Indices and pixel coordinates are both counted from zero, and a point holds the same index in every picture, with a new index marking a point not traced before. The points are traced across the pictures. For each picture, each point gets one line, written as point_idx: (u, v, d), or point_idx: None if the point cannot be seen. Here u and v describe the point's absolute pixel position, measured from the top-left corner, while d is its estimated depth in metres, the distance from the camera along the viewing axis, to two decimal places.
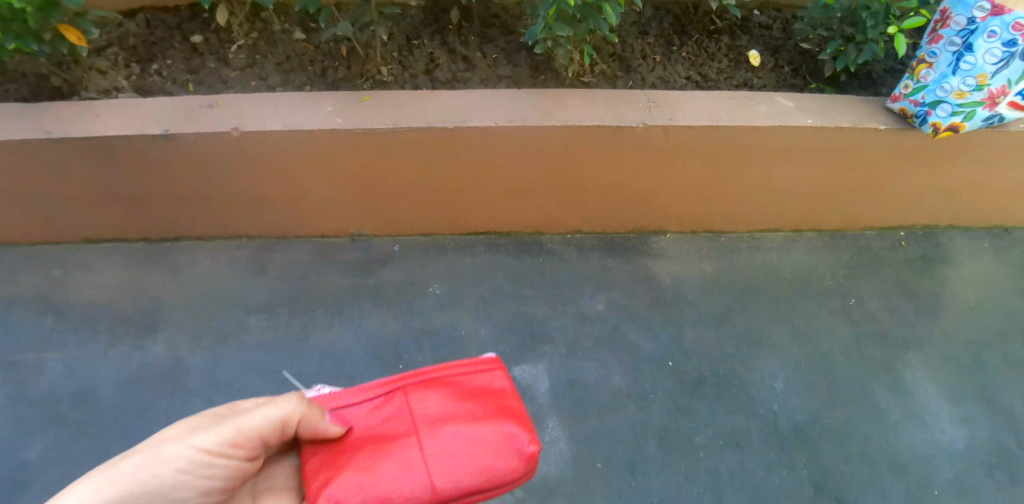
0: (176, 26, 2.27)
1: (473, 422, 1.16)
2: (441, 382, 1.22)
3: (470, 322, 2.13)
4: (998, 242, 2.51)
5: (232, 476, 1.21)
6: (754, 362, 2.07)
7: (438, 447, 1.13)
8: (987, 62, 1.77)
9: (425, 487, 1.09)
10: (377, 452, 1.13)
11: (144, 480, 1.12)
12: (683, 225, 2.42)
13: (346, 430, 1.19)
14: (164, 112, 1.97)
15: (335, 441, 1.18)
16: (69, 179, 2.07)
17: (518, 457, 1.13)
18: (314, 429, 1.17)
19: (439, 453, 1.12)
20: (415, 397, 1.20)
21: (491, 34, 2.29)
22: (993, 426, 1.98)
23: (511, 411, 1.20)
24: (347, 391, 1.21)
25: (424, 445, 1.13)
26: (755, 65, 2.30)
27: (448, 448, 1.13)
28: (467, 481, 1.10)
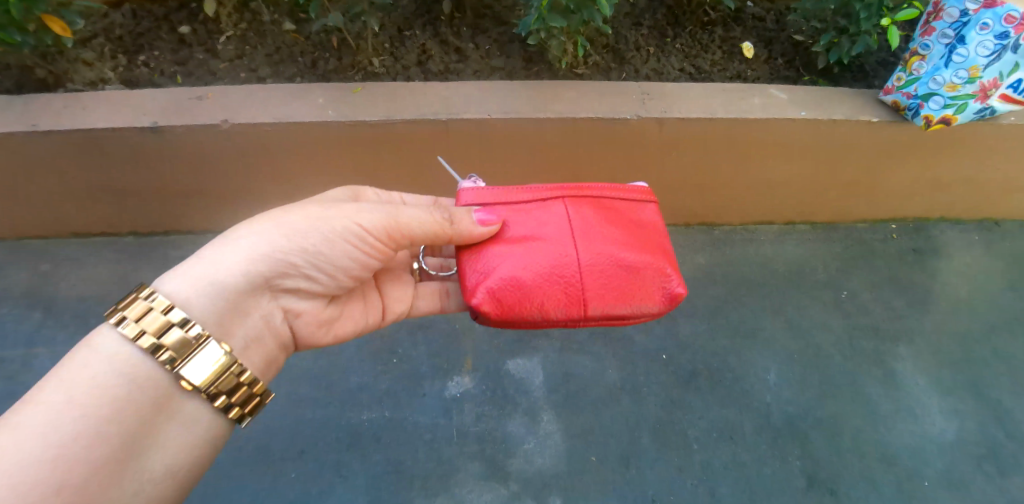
0: (163, 17, 2.24)
1: (629, 250, 1.34)
2: (598, 210, 1.38)
3: (465, 316, 2.10)
4: (987, 235, 2.53)
5: (388, 248, 1.41)
6: (747, 354, 2.08)
7: (594, 261, 1.31)
8: (979, 54, 1.76)
9: (579, 299, 1.30)
10: (542, 254, 1.32)
11: (315, 237, 1.33)
12: (676, 217, 2.42)
13: (502, 230, 1.35)
14: (152, 105, 1.93)
15: (495, 236, 1.35)
16: (56, 173, 2.04)
17: (663, 295, 1.34)
18: (483, 229, 1.33)
19: (592, 270, 1.31)
20: (573, 212, 1.37)
21: (484, 25, 2.27)
22: (981, 418, 2.01)
23: (656, 250, 1.38)
24: (513, 198, 1.38)
25: (583, 258, 1.31)
26: (749, 57, 2.29)
27: (606, 263, 1.32)
28: (613, 302, 1.31)
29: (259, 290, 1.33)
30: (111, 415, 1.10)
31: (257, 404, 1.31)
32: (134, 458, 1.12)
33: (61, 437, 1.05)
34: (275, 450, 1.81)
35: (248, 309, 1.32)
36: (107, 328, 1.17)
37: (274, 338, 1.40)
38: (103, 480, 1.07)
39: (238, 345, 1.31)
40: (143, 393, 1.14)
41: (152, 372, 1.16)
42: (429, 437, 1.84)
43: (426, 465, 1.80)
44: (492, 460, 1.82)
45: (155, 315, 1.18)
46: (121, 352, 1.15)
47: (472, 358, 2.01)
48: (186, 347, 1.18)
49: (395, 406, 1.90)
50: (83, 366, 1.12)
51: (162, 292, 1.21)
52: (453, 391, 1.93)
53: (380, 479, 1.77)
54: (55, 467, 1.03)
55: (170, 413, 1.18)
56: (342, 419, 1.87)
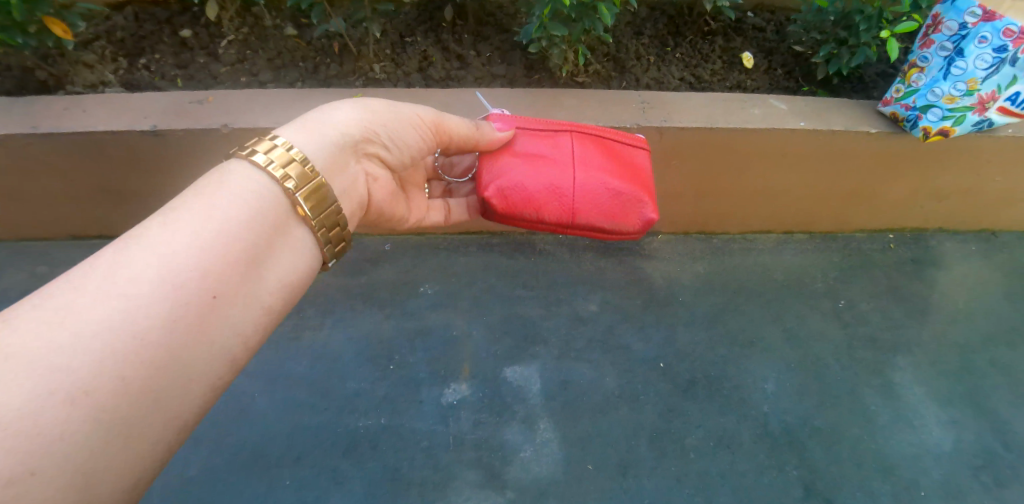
0: (165, 21, 2.24)
1: (618, 178, 1.52)
2: (599, 145, 1.57)
3: (463, 324, 2.11)
4: (985, 246, 2.54)
5: (437, 142, 1.50)
6: (745, 363, 2.08)
7: (588, 180, 1.49)
8: (978, 67, 1.77)
9: (569, 210, 1.49)
10: (545, 167, 1.49)
11: (390, 116, 1.40)
12: (675, 226, 2.43)
13: (514, 145, 1.52)
14: (153, 108, 1.94)
15: (507, 148, 1.52)
16: (55, 175, 2.03)
17: (639, 220, 1.52)
18: (501, 136, 1.50)
19: (585, 188, 1.48)
20: (577, 143, 1.55)
21: (486, 32, 2.28)
22: (980, 428, 2.00)
23: (642, 184, 1.56)
24: (528, 124, 1.56)
25: (579, 177, 1.49)
26: (749, 67, 2.31)
27: (597, 183, 1.49)
28: (597, 217, 1.50)
29: (352, 153, 1.32)
30: (246, 221, 1.04)
31: (345, 249, 1.25)
32: (262, 268, 1.05)
33: (204, 236, 0.98)
34: (271, 455, 1.79)
35: (347, 163, 1.30)
36: (238, 159, 1.12)
37: (358, 200, 1.37)
38: (239, 282, 1.01)
39: (340, 192, 1.28)
40: (273, 208, 1.09)
41: (279, 189, 1.11)
42: (427, 444, 1.83)
43: (422, 471, 1.78)
44: (489, 467, 1.80)
45: (280, 148, 1.14)
46: (256, 171, 1.10)
47: (470, 364, 2.01)
48: (309, 174, 1.14)
49: (392, 413, 1.89)
50: (219, 182, 1.07)
51: (280, 136, 1.18)
52: (451, 398, 1.93)
53: (376, 485, 1.75)
54: (200, 258, 0.96)
55: (291, 234, 1.12)
56: (339, 424, 1.86)
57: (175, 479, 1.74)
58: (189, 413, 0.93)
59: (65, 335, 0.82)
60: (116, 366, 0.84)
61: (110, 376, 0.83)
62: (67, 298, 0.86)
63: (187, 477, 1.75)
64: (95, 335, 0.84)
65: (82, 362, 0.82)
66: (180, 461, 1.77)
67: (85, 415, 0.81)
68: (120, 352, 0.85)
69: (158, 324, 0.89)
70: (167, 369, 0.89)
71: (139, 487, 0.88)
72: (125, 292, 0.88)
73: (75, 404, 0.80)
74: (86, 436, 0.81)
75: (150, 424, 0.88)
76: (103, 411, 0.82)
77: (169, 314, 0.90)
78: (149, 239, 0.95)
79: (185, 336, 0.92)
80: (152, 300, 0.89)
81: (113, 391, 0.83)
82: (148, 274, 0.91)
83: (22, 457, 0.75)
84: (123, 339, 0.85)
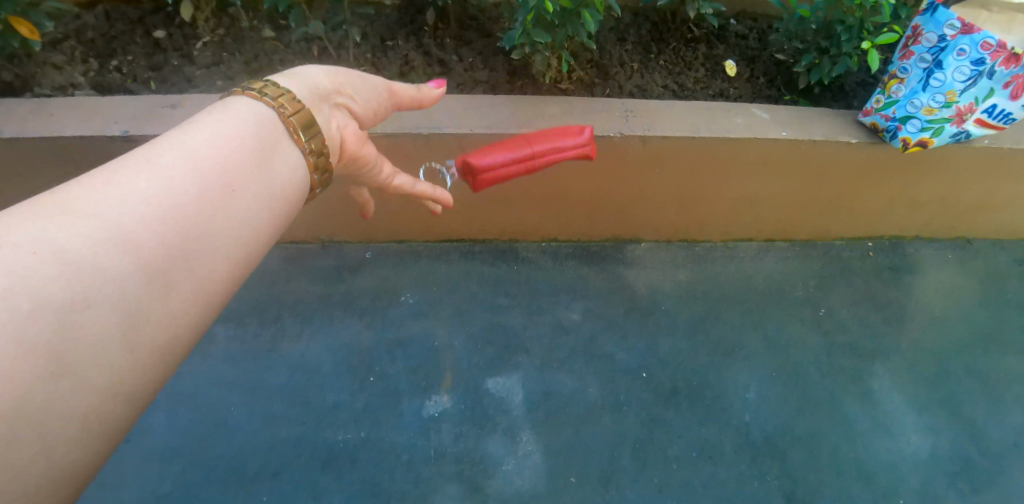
0: (138, 21, 2.18)
1: None
2: None
3: (445, 334, 2.09)
4: (961, 253, 2.58)
5: (394, 107, 1.43)
6: (728, 372, 2.09)
7: None
8: (956, 80, 1.79)
9: None
10: None
11: (355, 74, 1.32)
12: (658, 234, 2.43)
13: None
14: (123, 112, 1.89)
15: None
16: (20, 179, 1.96)
17: None
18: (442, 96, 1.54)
19: None
20: None
21: (468, 37, 2.25)
22: (956, 435, 2.02)
23: None
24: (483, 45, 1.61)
25: None
26: (732, 75, 2.31)
27: None
28: None
29: (324, 103, 1.21)
30: (255, 131, 1.01)
31: (330, 179, 1.17)
32: (274, 172, 1.01)
33: (219, 137, 0.96)
34: (248, 470, 1.75)
35: (322, 106, 1.19)
36: (234, 96, 1.08)
37: (332, 148, 1.22)
38: (255, 175, 0.97)
39: (324, 126, 1.17)
40: (276, 126, 1.05)
41: (272, 114, 1.06)
42: (407, 457, 1.80)
43: (403, 485, 1.75)
44: (470, 480, 1.77)
45: (272, 85, 1.10)
46: (253, 101, 1.06)
47: (451, 374, 1.99)
48: (295, 106, 1.08)
49: (372, 425, 1.86)
50: (226, 105, 1.04)
51: (268, 78, 1.13)
52: (432, 409, 1.90)
53: (356, 499, 1.72)
54: (220, 152, 0.94)
55: (292, 152, 1.06)
56: (317, 437, 1.82)
57: (148, 496, 1.69)
58: (217, 288, 0.89)
59: (110, 198, 0.82)
60: (155, 226, 0.82)
61: (149, 234, 0.81)
62: (106, 177, 0.85)
63: (160, 494, 1.69)
64: (136, 201, 0.82)
65: (123, 223, 0.80)
66: (153, 478, 1.72)
67: (128, 267, 0.78)
68: (158, 219, 0.83)
69: (190, 197, 0.87)
70: (196, 240, 0.86)
71: (174, 351, 0.84)
72: (155, 172, 0.87)
73: (120, 255, 0.78)
74: (128, 285, 0.78)
75: (185, 288, 0.84)
76: (145, 265, 0.80)
77: (196, 191, 0.88)
78: (167, 142, 0.93)
79: (212, 213, 0.89)
80: (176, 180, 0.87)
81: (152, 246, 0.81)
82: (175, 161, 0.89)
83: (77, 287, 0.74)
84: (156, 210, 0.83)
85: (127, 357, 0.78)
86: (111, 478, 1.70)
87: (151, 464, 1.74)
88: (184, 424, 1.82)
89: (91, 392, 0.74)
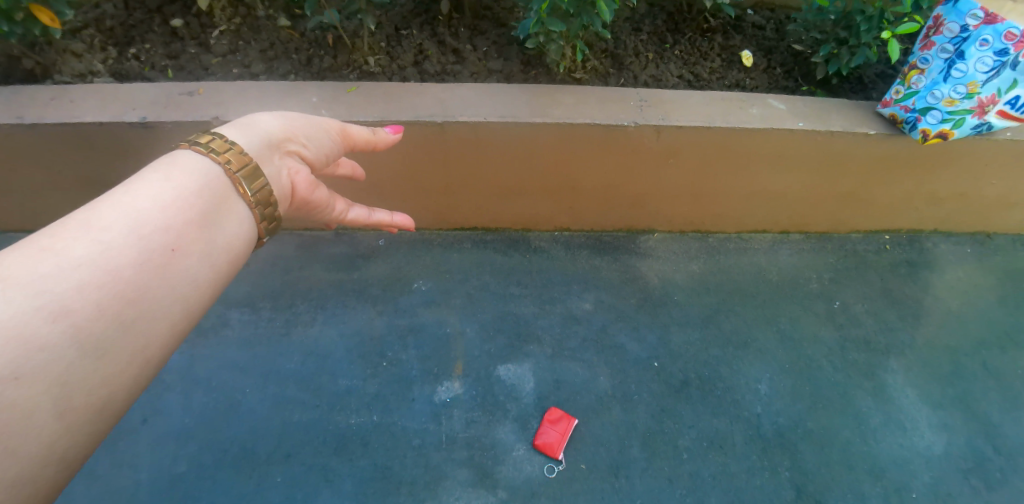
0: (155, 9, 2.20)
1: None
2: None
3: (456, 321, 2.10)
4: (980, 249, 2.54)
5: (343, 148, 1.51)
6: (740, 364, 2.08)
7: None
8: (979, 70, 1.77)
9: None
10: None
11: (305, 121, 1.40)
12: (671, 225, 2.42)
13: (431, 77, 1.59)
14: (142, 99, 1.92)
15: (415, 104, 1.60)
16: (41, 165, 1.99)
17: None
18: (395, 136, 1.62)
19: None
20: None
21: (483, 26, 2.25)
22: (970, 432, 2.00)
23: None
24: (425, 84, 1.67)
25: None
26: (748, 66, 2.29)
27: None
28: None
29: (273, 153, 1.28)
30: (200, 190, 1.07)
31: (277, 227, 1.23)
32: (216, 229, 1.06)
33: (164, 198, 1.02)
34: (261, 452, 1.77)
35: (271, 155, 1.26)
36: (182, 151, 1.13)
37: (282, 194, 1.29)
38: (196, 234, 1.02)
39: (270, 177, 1.23)
40: (219, 184, 1.10)
41: (217, 169, 1.11)
42: (417, 443, 1.82)
43: (413, 470, 1.76)
44: (480, 467, 1.78)
45: (219, 139, 1.16)
46: (199, 157, 1.12)
47: (463, 363, 2.00)
48: (241, 160, 1.15)
49: (383, 410, 1.88)
50: (171, 163, 1.09)
51: (216, 131, 1.19)
52: (443, 396, 1.92)
53: (367, 483, 1.73)
54: (161, 215, 0.99)
55: (235, 207, 1.12)
56: (329, 422, 1.84)
57: (163, 476, 1.71)
58: (157, 345, 0.94)
59: (47, 267, 0.86)
60: (92, 294, 0.87)
61: (86, 302, 0.86)
62: (47, 241, 0.90)
63: (175, 474, 1.72)
64: (74, 270, 0.87)
65: (62, 291, 0.85)
66: (169, 458, 1.75)
67: (63, 335, 0.83)
68: (96, 285, 0.88)
69: (128, 263, 0.92)
70: (136, 301, 0.92)
71: (111, 408, 0.89)
72: (96, 237, 0.92)
73: (55, 323, 0.83)
74: (64, 352, 0.83)
75: (122, 349, 0.89)
76: (81, 332, 0.85)
77: (136, 255, 0.93)
78: (110, 202, 0.98)
79: (150, 275, 0.94)
80: (115, 246, 0.92)
81: (89, 314, 0.86)
82: (117, 224, 0.94)
83: (10, 359, 0.78)
84: (98, 273, 0.89)
85: (62, 418, 0.83)
86: (128, 458, 1.73)
87: (166, 445, 1.77)
88: (199, 406, 1.85)
89: (30, 452, 0.79)
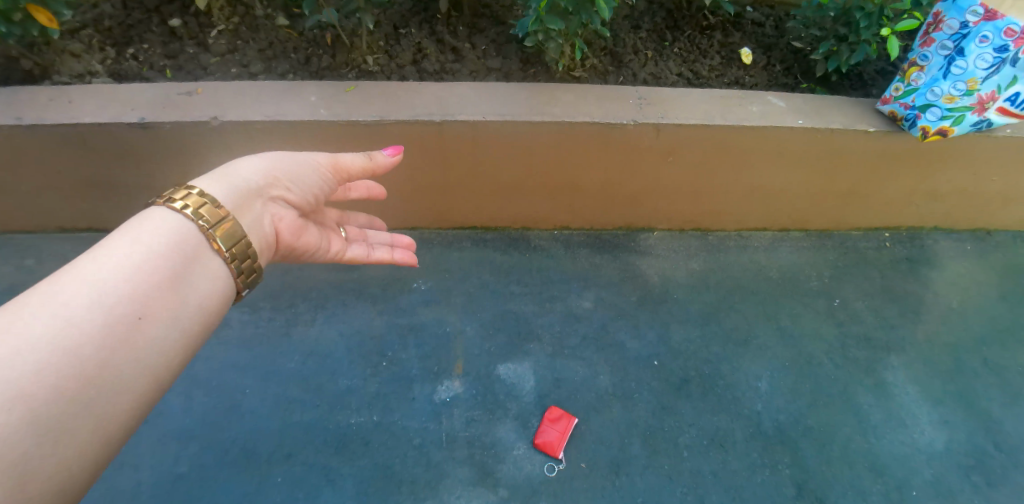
0: (153, 9, 2.19)
1: None
2: None
3: (456, 320, 2.10)
4: (980, 245, 2.54)
5: (340, 180, 1.55)
6: (740, 362, 2.08)
7: None
8: (978, 67, 1.78)
9: None
10: None
11: (292, 163, 1.44)
12: (671, 223, 2.42)
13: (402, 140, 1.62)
14: (140, 99, 1.92)
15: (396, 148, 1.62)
16: (40, 166, 1.99)
17: None
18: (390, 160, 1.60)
19: None
20: None
21: (481, 24, 2.25)
22: (971, 428, 2.00)
23: None
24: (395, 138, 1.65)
25: None
26: (747, 63, 2.28)
27: None
28: None
29: (256, 201, 1.32)
30: (169, 252, 1.09)
31: (257, 278, 1.26)
32: (184, 291, 1.09)
33: (132, 265, 1.04)
34: (262, 452, 1.77)
35: (251, 204, 1.30)
36: (155, 208, 1.15)
37: (265, 242, 1.33)
38: (162, 301, 1.04)
39: (250, 228, 1.27)
40: (190, 242, 1.13)
41: (191, 227, 1.14)
42: (418, 442, 1.82)
43: (414, 469, 1.77)
44: (481, 465, 1.79)
45: (195, 193, 1.19)
46: (171, 215, 1.14)
47: (463, 361, 2.00)
48: (217, 213, 1.18)
49: (384, 410, 1.88)
50: (141, 224, 1.11)
51: (194, 184, 1.22)
52: (443, 395, 1.92)
53: (368, 482, 1.74)
54: (125, 284, 1.01)
55: (207, 264, 1.14)
56: (329, 422, 1.85)
57: (164, 477, 1.72)
58: (122, 417, 0.96)
59: (5, 350, 0.87)
60: (51, 376, 0.88)
61: (45, 384, 0.88)
62: (7, 320, 0.91)
63: (176, 474, 1.72)
64: (32, 350, 0.88)
65: (22, 375, 0.86)
66: (170, 459, 1.75)
67: (20, 419, 0.84)
68: (56, 365, 0.89)
69: (89, 341, 0.94)
70: (95, 380, 0.93)
71: (72, 486, 0.90)
72: (57, 314, 0.93)
73: (12, 409, 0.84)
74: (21, 438, 0.84)
75: (83, 427, 0.91)
76: (39, 415, 0.86)
77: (97, 330, 0.95)
78: (75, 272, 0.99)
79: (113, 349, 0.96)
80: (76, 322, 0.94)
81: (47, 397, 0.87)
82: (79, 298, 0.96)
83: None
84: (55, 355, 0.90)
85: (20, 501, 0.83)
86: (129, 458, 1.74)
87: (168, 446, 1.77)
88: (200, 407, 1.85)
89: None
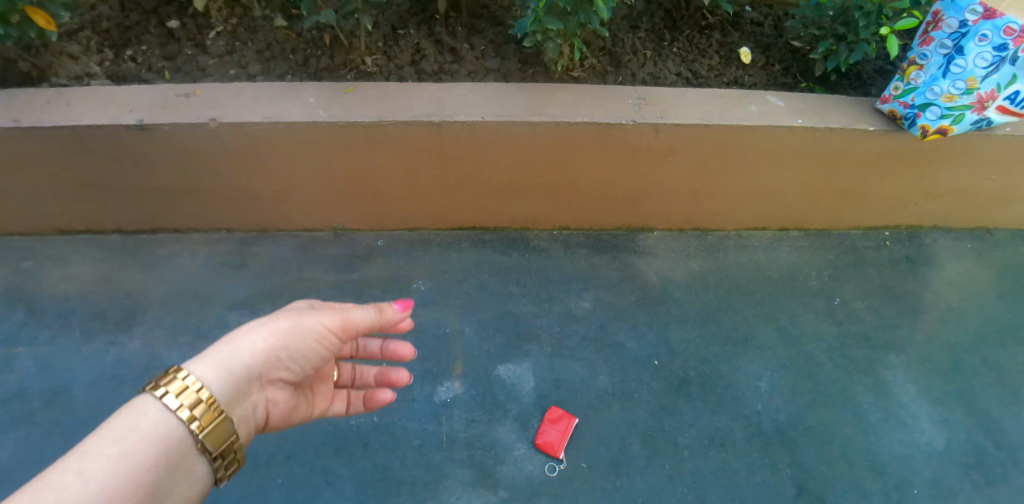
0: (151, 10, 2.18)
1: None
2: None
3: (455, 321, 2.10)
4: (979, 244, 2.54)
5: (346, 336, 1.41)
6: (740, 362, 2.08)
7: None
8: (977, 66, 1.77)
9: None
10: None
11: (296, 335, 1.32)
12: (670, 223, 2.41)
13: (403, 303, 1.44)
14: (138, 101, 1.91)
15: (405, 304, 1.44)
16: (38, 168, 1.99)
17: None
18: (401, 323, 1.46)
19: None
20: None
21: (479, 25, 2.25)
22: (970, 427, 1.99)
23: None
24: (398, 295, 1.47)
25: None
26: (746, 63, 2.28)
27: None
28: None
29: (252, 383, 1.27)
30: (157, 465, 1.04)
31: (239, 461, 1.22)
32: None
33: (112, 487, 0.97)
34: (260, 454, 1.77)
35: (243, 396, 1.24)
36: (143, 395, 1.10)
37: (251, 427, 1.30)
38: None
39: (238, 419, 1.23)
40: (178, 447, 1.08)
41: (181, 431, 1.10)
42: (418, 443, 1.82)
43: (414, 470, 1.76)
44: (481, 466, 1.78)
45: (188, 384, 1.13)
46: (162, 415, 1.09)
47: (462, 362, 2.00)
48: (209, 414, 1.13)
49: (383, 411, 1.88)
50: (128, 425, 1.05)
51: (184, 370, 1.14)
52: (443, 396, 1.92)
53: (367, 484, 1.74)
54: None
55: (191, 469, 1.11)
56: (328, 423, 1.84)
57: None
58: None
59: None
60: None
61: None
62: None
63: None
64: None
65: None
66: None
67: None
68: None
69: None
70: None
71: None
72: None
73: None
74: None
75: None
76: None
77: None
78: (53, 491, 0.92)
79: None
80: None
81: None
82: None
83: None
84: None
85: None
86: None
87: None
88: None
89: None
